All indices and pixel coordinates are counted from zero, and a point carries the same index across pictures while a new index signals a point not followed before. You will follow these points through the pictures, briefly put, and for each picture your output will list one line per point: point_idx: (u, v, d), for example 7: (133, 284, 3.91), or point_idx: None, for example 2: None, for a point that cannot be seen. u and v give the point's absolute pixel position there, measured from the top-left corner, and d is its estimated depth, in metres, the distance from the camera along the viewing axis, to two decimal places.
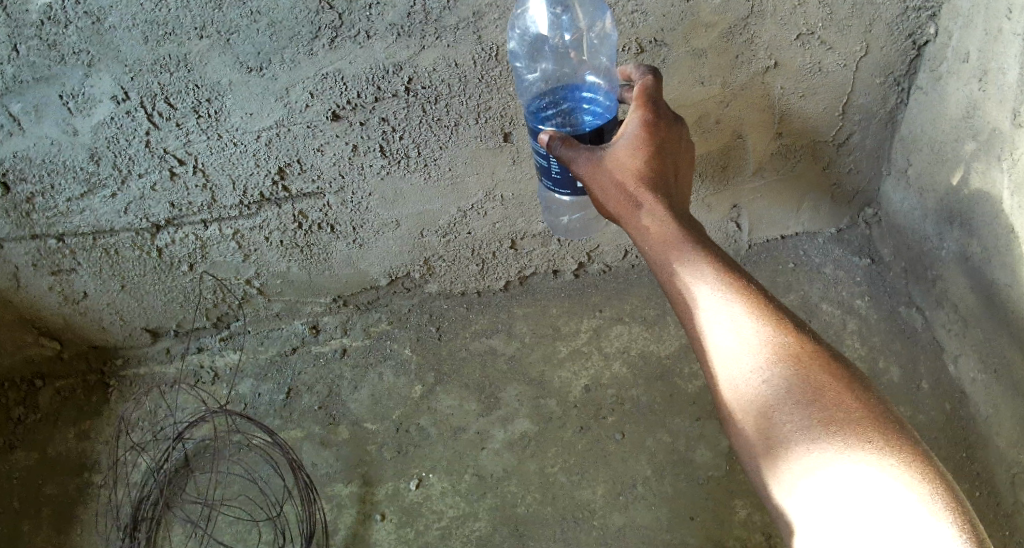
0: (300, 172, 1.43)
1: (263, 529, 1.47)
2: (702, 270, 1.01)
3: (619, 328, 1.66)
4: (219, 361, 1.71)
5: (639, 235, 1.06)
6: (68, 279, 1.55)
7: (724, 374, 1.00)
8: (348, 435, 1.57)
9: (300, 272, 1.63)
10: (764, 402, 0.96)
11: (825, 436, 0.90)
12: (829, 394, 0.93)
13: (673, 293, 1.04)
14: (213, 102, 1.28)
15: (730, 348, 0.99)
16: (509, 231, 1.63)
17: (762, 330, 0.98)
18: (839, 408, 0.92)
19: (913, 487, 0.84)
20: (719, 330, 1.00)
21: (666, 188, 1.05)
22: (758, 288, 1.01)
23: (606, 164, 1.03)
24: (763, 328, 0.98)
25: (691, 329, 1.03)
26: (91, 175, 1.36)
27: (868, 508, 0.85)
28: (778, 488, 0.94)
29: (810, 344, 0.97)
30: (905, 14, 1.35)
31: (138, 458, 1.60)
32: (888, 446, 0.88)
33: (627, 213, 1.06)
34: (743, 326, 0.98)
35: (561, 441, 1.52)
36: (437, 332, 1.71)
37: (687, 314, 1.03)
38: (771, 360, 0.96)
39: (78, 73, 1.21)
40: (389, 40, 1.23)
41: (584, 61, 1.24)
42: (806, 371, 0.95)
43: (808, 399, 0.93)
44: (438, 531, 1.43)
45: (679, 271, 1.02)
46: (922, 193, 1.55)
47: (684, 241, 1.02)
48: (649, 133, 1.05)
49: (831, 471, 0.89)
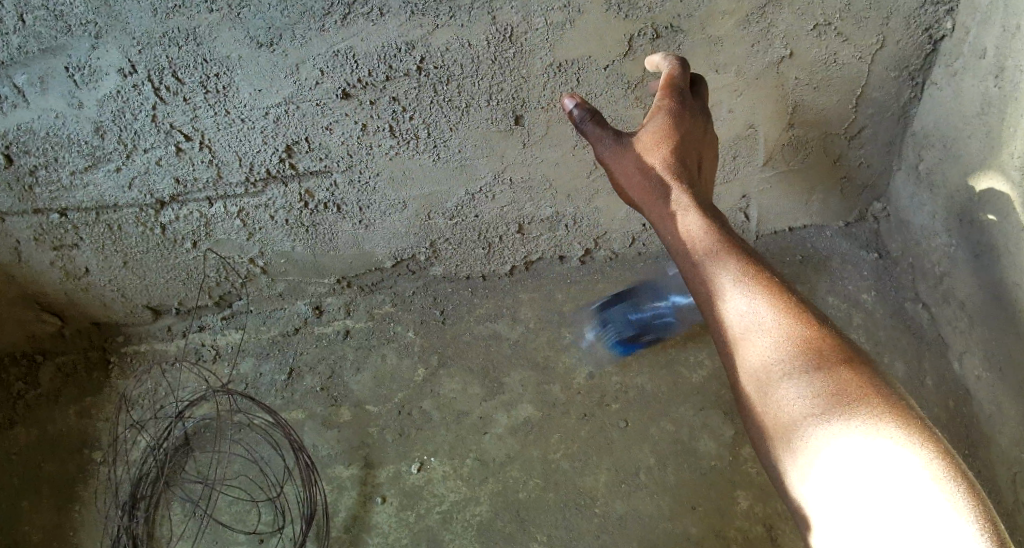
0: (308, 150, 1.41)
1: (262, 510, 1.48)
2: (725, 262, 1.01)
3: (625, 315, 1.65)
4: (221, 339, 1.70)
5: (662, 224, 1.06)
6: (70, 254, 1.54)
7: (746, 364, 0.99)
8: (350, 417, 1.56)
9: (305, 251, 1.62)
10: (785, 394, 0.96)
11: (846, 430, 0.90)
12: (850, 388, 0.92)
13: (695, 284, 1.04)
14: (221, 77, 1.27)
15: (751, 340, 0.99)
16: (516, 215, 1.62)
17: (785, 322, 0.98)
18: (862, 402, 0.91)
19: (938, 483, 0.83)
20: (742, 321, 1.00)
21: (689, 177, 1.05)
22: (781, 280, 1.01)
23: (631, 149, 1.07)
24: (785, 320, 0.98)
25: (714, 321, 1.03)
26: (95, 149, 1.35)
27: (884, 502, 0.85)
28: (799, 481, 0.94)
29: (833, 338, 0.96)
30: (923, 8, 1.34)
31: (138, 435, 1.59)
32: (912, 440, 0.86)
33: (649, 201, 1.06)
34: (765, 319, 0.98)
35: (564, 427, 1.51)
36: (441, 315, 1.69)
37: (710, 306, 1.03)
38: (793, 352, 0.96)
39: (85, 45, 1.19)
40: (402, 18, 1.22)
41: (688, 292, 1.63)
42: (827, 370, 0.94)
43: (829, 392, 0.93)
44: (438, 515, 1.43)
45: (701, 262, 1.02)
46: (932, 190, 1.54)
47: (706, 232, 1.03)
48: (675, 119, 1.05)
49: (844, 457, 0.89)
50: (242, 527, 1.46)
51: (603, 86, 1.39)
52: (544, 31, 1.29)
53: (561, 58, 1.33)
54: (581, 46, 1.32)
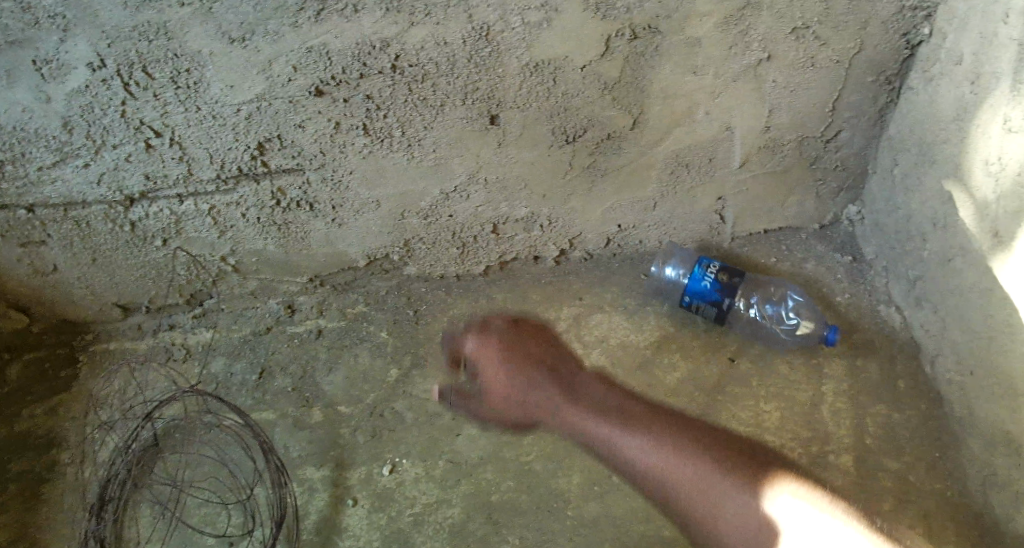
0: (280, 148, 1.40)
1: (233, 512, 1.45)
2: (599, 408, 1.28)
3: (600, 316, 1.65)
4: (191, 338, 1.67)
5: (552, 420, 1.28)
6: (38, 251, 1.51)
7: (674, 465, 1.18)
8: (322, 418, 1.54)
9: (277, 250, 1.60)
10: (704, 476, 1.16)
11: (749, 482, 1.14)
12: (730, 459, 1.18)
13: (603, 435, 1.24)
14: (192, 72, 1.25)
15: (653, 450, 1.19)
16: (491, 215, 1.62)
17: (667, 433, 1.22)
18: (741, 460, 1.17)
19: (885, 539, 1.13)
20: (646, 443, 1.21)
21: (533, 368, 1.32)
22: (647, 409, 1.27)
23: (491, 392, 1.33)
24: (664, 431, 1.22)
25: (645, 462, 1.19)
26: (63, 144, 1.33)
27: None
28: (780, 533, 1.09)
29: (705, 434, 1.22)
30: (901, 14, 1.35)
31: (106, 436, 1.56)
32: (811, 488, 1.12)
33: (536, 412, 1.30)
34: (652, 435, 1.22)
35: (538, 429, 1.50)
36: (414, 314, 1.68)
37: (628, 446, 1.21)
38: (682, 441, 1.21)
39: (53, 37, 1.18)
40: (378, 15, 1.21)
41: (769, 298, 1.64)
42: (712, 447, 1.20)
43: (726, 458, 1.17)
44: (410, 518, 1.41)
45: (586, 415, 1.27)
46: (906, 194, 1.54)
47: (571, 391, 1.30)
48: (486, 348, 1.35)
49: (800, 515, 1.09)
50: (212, 530, 1.43)
51: (579, 87, 1.38)
52: (520, 30, 1.28)
53: (538, 57, 1.32)
54: (558, 46, 1.31)
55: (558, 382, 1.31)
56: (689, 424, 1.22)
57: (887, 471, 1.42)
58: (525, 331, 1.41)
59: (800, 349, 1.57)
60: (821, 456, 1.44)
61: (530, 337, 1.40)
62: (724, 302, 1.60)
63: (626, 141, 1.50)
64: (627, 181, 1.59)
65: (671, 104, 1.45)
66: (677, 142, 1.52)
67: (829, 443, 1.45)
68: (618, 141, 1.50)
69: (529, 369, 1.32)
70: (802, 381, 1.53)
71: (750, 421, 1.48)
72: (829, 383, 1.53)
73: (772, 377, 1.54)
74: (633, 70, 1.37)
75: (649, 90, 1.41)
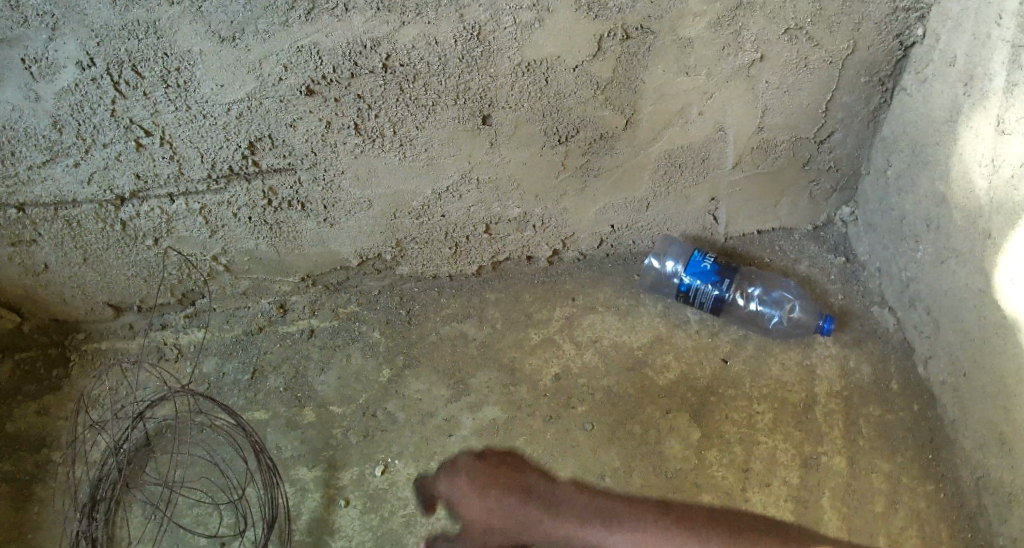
0: (271, 147, 1.39)
1: (224, 512, 1.45)
2: (586, 522, 1.39)
3: (592, 317, 1.64)
4: (183, 337, 1.67)
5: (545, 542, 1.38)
6: (28, 250, 1.50)
7: None
8: (314, 418, 1.54)
9: (269, 250, 1.59)
10: None
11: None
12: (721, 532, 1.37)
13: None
14: (182, 71, 1.25)
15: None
16: (484, 215, 1.61)
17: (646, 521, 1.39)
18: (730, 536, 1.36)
19: None
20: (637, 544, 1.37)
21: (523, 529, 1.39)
22: (620, 499, 1.41)
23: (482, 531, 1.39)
24: (644, 520, 1.39)
25: None
26: (53, 143, 1.32)
27: None
28: None
29: (680, 515, 1.39)
30: (894, 14, 1.34)
31: (97, 436, 1.54)
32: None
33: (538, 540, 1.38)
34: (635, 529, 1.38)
35: (530, 430, 1.49)
36: (407, 315, 1.67)
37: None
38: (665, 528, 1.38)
39: (42, 36, 1.17)
40: (369, 14, 1.21)
41: (767, 288, 1.64)
42: (694, 528, 1.38)
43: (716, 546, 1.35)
44: (403, 518, 1.41)
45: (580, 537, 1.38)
46: (900, 195, 1.54)
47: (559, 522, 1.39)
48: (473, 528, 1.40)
49: None
50: (203, 530, 1.43)
51: (571, 87, 1.38)
52: (512, 30, 1.27)
53: (530, 57, 1.32)
54: (550, 46, 1.31)
55: (545, 506, 1.41)
56: (648, 512, 1.39)
57: (879, 473, 1.42)
58: (491, 479, 1.44)
59: (793, 350, 1.57)
60: (813, 457, 1.44)
61: (497, 491, 1.43)
62: (724, 282, 1.59)
63: (619, 142, 1.50)
64: (620, 182, 1.59)
65: (664, 104, 1.44)
66: (670, 142, 1.52)
67: (821, 444, 1.45)
68: (611, 141, 1.50)
69: (503, 524, 1.40)
70: (795, 382, 1.53)
71: (742, 422, 1.48)
72: (822, 384, 1.53)
73: (765, 378, 1.54)
74: (625, 70, 1.37)
75: (642, 90, 1.41)
